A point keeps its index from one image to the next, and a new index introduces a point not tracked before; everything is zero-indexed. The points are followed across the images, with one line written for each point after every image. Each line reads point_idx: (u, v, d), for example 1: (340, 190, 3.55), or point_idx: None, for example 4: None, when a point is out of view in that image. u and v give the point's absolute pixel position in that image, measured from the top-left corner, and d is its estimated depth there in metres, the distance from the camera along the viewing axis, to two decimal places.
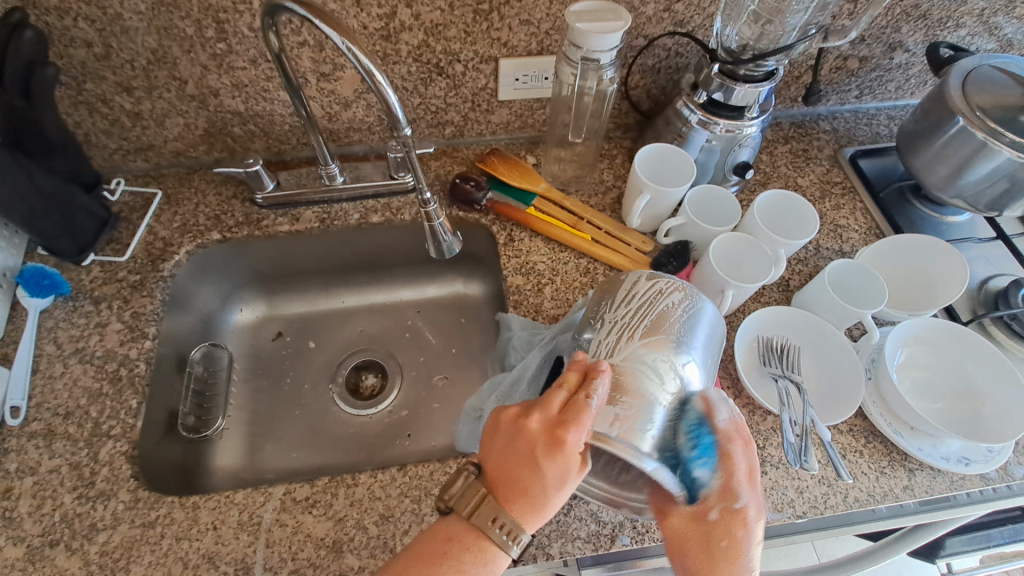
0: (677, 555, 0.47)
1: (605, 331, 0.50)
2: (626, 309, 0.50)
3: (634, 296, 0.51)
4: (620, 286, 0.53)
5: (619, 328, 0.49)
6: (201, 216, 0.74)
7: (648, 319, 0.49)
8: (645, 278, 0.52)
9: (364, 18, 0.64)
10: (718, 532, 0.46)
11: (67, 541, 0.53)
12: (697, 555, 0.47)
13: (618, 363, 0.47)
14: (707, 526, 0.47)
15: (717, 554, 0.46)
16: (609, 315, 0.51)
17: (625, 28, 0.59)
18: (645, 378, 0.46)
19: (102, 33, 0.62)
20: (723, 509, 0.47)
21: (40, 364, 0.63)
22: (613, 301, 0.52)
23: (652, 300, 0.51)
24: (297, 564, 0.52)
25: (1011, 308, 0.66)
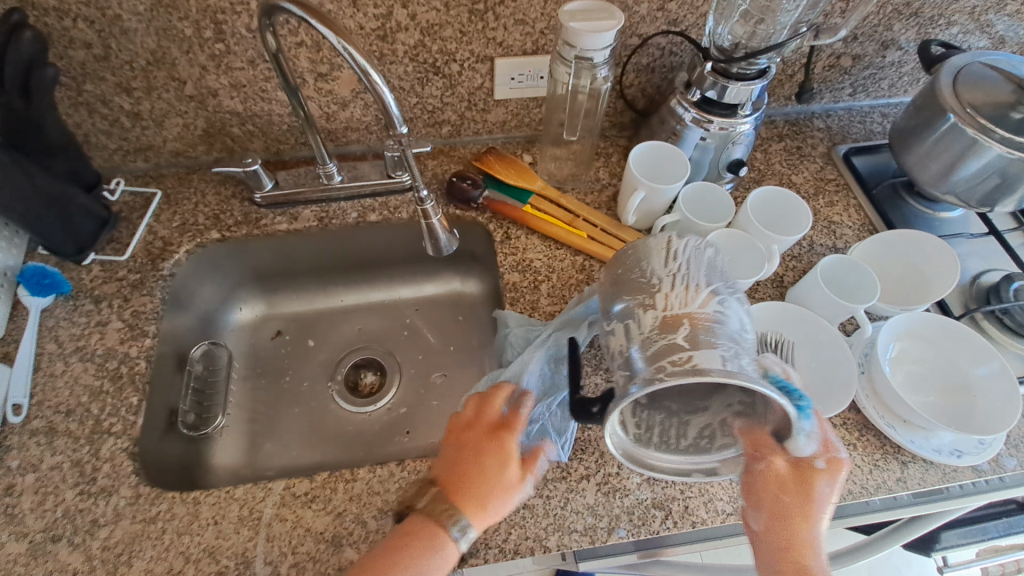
0: (775, 496, 0.49)
1: (660, 285, 0.47)
2: (677, 262, 0.49)
3: (678, 252, 0.50)
4: (658, 243, 0.51)
5: (675, 281, 0.47)
6: (200, 215, 0.75)
7: (698, 271, 0.48)
8: (677, 237, 0.51)
9: (361, 18, 0.64)
10: (821, 479, 0.50)
11: (69, 537, 0.53)
12: (795, 497, 0.49)
13: (691, 312, 0.45)
14: (810, 472, 0.50)
15: (815, 497, 0.49)
16: (660, 270, 0.48)
17: (618, 27, 0.60)
18: (720, 322, 0.45)
19: (102, 34, 0.63)
20: (829, 460, 0.50)
21: (41, 362, 0.63)
22: (656, 259, 0.49)
23: (692, 255, 0.50)
24: (297, 558, 0.53)
25: (1002, 303, 0.67)
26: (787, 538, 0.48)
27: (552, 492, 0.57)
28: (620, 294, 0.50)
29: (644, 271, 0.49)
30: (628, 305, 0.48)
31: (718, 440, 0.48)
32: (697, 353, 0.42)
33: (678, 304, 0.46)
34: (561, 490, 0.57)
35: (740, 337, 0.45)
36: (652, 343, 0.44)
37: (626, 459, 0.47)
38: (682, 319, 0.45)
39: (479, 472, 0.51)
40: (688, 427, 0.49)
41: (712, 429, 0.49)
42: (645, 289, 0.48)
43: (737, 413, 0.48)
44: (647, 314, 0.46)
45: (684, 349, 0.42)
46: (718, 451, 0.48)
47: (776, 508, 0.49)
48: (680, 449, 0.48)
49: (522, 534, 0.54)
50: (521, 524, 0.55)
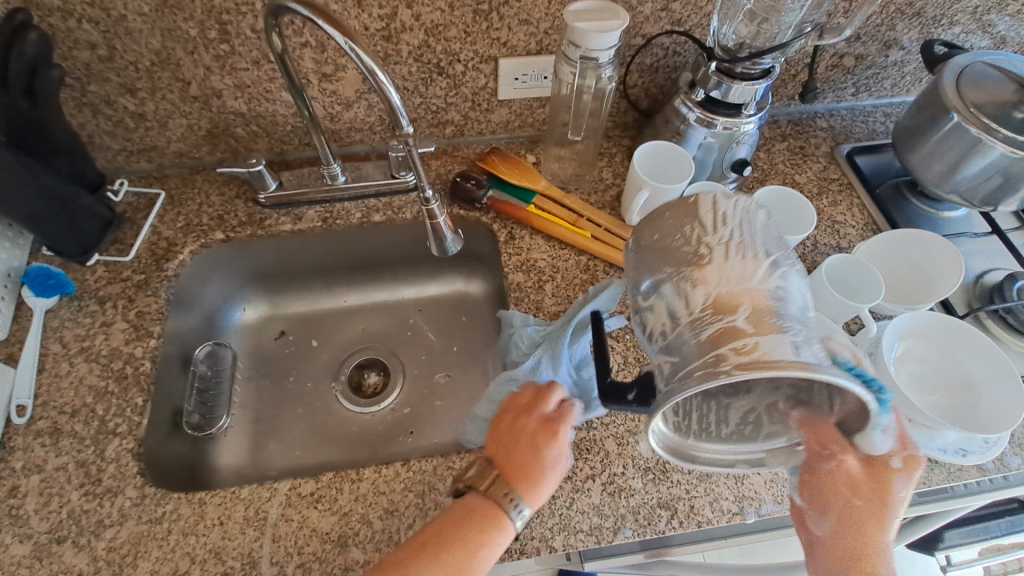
0: (846, 499, 0.49)
1: (711, 255, 0.43)
2: (728, 228, 0.45)
3: (727, 215, 0.46)
4: (703, 204, 0.47)
5: (728, 251, 0.43)
6: (204, 216, 0.75)
7: (750, 237, 0.44)
8: (723, 198, 0.47)
9: (365, 18, 0.64)
10: (895, 481, 0.49)
11: (74, 538, 0.53)
12: (868, 501, 0.49)
13: (747, 291, 0.41)
14: (882, 473, 0.50)
15: (888, 499, 0.49)
16: (710, 237, 0.44)
17: (623, 27, 0.60)
18: (780, 300, 0.41)
19: (107, 34, 0.63)
20: (905, 459, 0.49)
21: (46, 363, 0.63)
22: (702, 224, 0.45)
23: (742, 221, 0.46)
24: (303, 558, 0.53)
25: (1006, 302, 0.67)
26: (856, 540, 0.48)
27: (558, 492, 0.57)
28: (663, 264, 0.46)
29: (688, 238, 0.45)
30: (674, 277, 0.44)
31: (764, 428, 0.48)
32: (762, 344, 0.39)
33: (734, 281, 0.42)
34: (567, 490, 0.57)
35: (801, 314, 0.42)
36: (706, 328, 0.41)
37: (668, 452, 0.46)
38: (741, 298, 0.41)
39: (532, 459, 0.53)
40: (731, 413, 0.47)
41: (757, 415, 0.47)
42: (692, 259, 0.44)
43: (791, 400, 0.47)
44: (698, 292, 0.42)
45: (748, 337, 0.39)
46: (765, 440, 0.48)
47: (845, 511, 0.49)
48: (723, 437, 0.47)
49: (528, 534, 0.54)
50: (527, 524, 0.55)
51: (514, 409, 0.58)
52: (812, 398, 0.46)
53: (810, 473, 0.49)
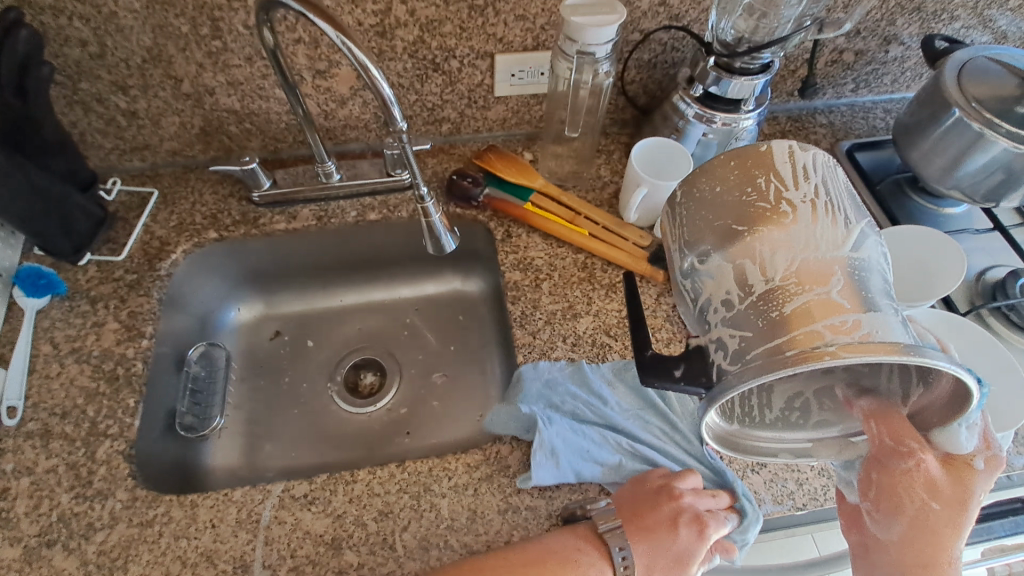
0: (921, 501, 0.45)
1: (795, 214, 0.41)
2: (807, 185, 0.43)
3: (804, 170, 0.43)
4: (778, 158, 0.44)
5: (812, 213, 0.41)
6: (197, 214, 0.74)
7: (829, 195, 0.43)
8: (800, 150, 0.45)
9: (359, 14, 0.64)
10: (976, 481, 0.46)
11: (64, 541, 0.53)
12: (944, 502, 0.46)
13: (837, 261, 0.39)
14: (962, 472, 0.46)
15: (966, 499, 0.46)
16: (789, 194, 0.42)
17: (620, 21, 0.59)
18: (866, 270, 0.40)
19: (97, 31, 0.62)
20: (987, 459, 0.47)
21: (37, 364, 0.62)
22: (781, 178, 0.43)
23: (821, 178, 0.44)
24: (296, 561, 0.52)
25: (1009, 299, 0.66)
26: (927, 545, 0.45)
27: (555, 493, 0.56)
28: (735, 220, 0.43)
29: (764, 192, 0.43)
30: (750, 237, 0.42)
31: (814, 414, 0.46)
32: (862, 323, 0.37)
33: (823, 248, 0.40)
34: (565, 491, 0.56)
35: (885, 285, 0.41)
36: (789, 301, 0.39)
37: (719, 442, 0.45)
38: (831, 267, 0.39)
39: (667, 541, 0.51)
40: (776, 399, 0.46)
41: (804, 401, 0.46)
42: (773, 219, 0.41)
43: (854, 388, 0.45)
44: (781, 258, 0.40)
45: (846, 313, 0.37)
46: (812, 428, 0.47)
47: (920, 515, 0.46)
48: (768, 424, 0.46)
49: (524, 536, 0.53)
50: (523, 525, 0.54)
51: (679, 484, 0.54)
52: (879, 386, 0.44)
53: (882, 472, 0.45)
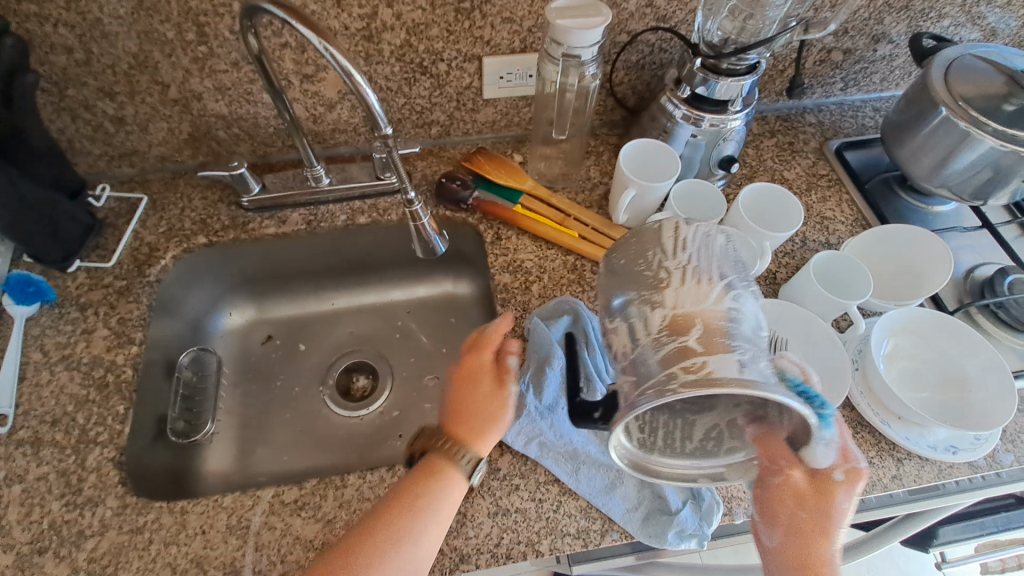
0: (791, 511, 0.48)
1: (668, 280, 0.43)
2: (686, 252, 0.44)
3: (687, 240, 0.45)
4: (664, 229, 0.47)
5: (685, 273, 0.43)
6: (187, 220, 0.74)
7: (710, 259, 0.44)
8: (685, 224, 0.46)
9: (345, 18, 0.64)
10: (838, 491, 0.49)
11: (55, 548, 0.53)
12: (813, 513, 0.48)
13: (705, 311, 0.41)
14: (825, 482, 0.49)
15: (831, 508, 0.48)
16: (667, 262, 0.44)
17: (605, 23, 0.59)
18: (734, 320, 0.41)
19: (83, 38, 0.62)
20: (847, 471, 0.49)
21: (27, 372, 0.62)
22: (663, 249, 0.45)
23: (705, 243, 0.45)
24: (287, 566, 0.52)
25: (997, 297, 0.66)
26: (805, 553, 0.47)
27: (545, 496, 0.56)
28: (628, 289, 0.45)
29: (650, 263, 0.45)
30: (635, 302, 0.44)
31: (725, 442, 0.46)
32: (714, 363, 0.38)
33: (690, 302, 0.41)
34: (553, 493, 0.56)
35: (757, 335, 0.41)
36: (656, 348, 0.40)
37: (633, 468, 0.45)
38: (696, 318, 0.40)
39: (464, 398, 0.57)
40: (693, 428, 0.46)
41: (720, 430, 0.46)
42: (655, 284, 0.43)
43: (749, 416, 0.45)
44: (653, 313, 0.42)
45: (698, 354, 0.39)
46: (725, 454, 0.46)
47: (792, 523, 0.48)
48: (686, 453, 0.46)
49: (514, 538, 0.54)
50: (514, 528, 0.54)
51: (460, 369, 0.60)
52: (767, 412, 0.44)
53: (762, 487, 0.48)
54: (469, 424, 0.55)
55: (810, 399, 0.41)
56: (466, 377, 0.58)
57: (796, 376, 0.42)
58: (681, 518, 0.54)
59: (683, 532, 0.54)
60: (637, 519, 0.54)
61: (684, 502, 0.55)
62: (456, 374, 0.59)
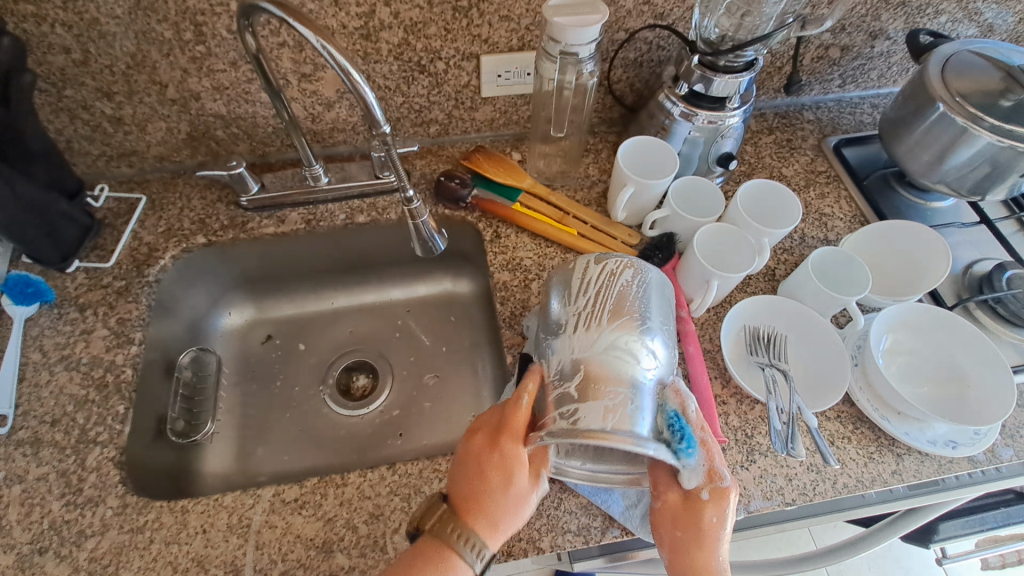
0: (669, 531, 0.49)
1: (566, 324, 0.49)
2: (585, 296, 0.50)
3: (589, 282, 0.51)
4: (575, 269, 0.53)
5: (581, 320, 0.49)
6: (185, 220, 0.74)
7: (607, 303, 0.50)
8: (595, 263, 0.53)
9: (343, 17, 0.64)
10: (707, 509, 0.48)
11: (56, 548, 0.53)
12: (687, 531, 0.48)
13: (596, 357, 0.47)
14: (696, 503, 0.48)
15: (704, 530, 0.47)
16: (569, 304, 0.51)
17: (602, 21, 0.59)
18: (614, 367, 0.46)
19: (80, 38, 0.62)
20: (712, 489, 0.48)
21: (26, 372, 0.62)
22: (569, 291, 0.51)
23: (607, 284, 0.51)
24: (288, 565, 0.52)
25: (995, 292, 0.67)
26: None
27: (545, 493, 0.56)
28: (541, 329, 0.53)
29: (558, 306, 0.51)
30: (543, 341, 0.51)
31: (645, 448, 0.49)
32: (591, 410, 0.44)
33: (582, 348, 0.48)
34: (554, 490, 0.56)
35: (638, 382, 0.46)
36: (555, 390, 0.47)
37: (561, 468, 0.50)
38: (580, 365, 0.47)
39: (478, 485, 0.49)
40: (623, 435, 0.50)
41: None
42: (558, 328, 0.50)
43: None
44: (552, 356, 0.49)
45: (573, 403, 0.45)
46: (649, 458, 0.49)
47: (674, 543, 0.48)
48: (614, 457, 0.49)
49: (515, 535, 0.54)
50: None
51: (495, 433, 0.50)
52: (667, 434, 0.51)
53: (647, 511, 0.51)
54: (491, 524, 0.48)
55: (678, 433, 0.46)
56: (499, 469, 0.48)
57: (674, 411, 0.47)
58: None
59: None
60: (636, 517, 0.54)
61: None
62: (478, 453, 0.50)
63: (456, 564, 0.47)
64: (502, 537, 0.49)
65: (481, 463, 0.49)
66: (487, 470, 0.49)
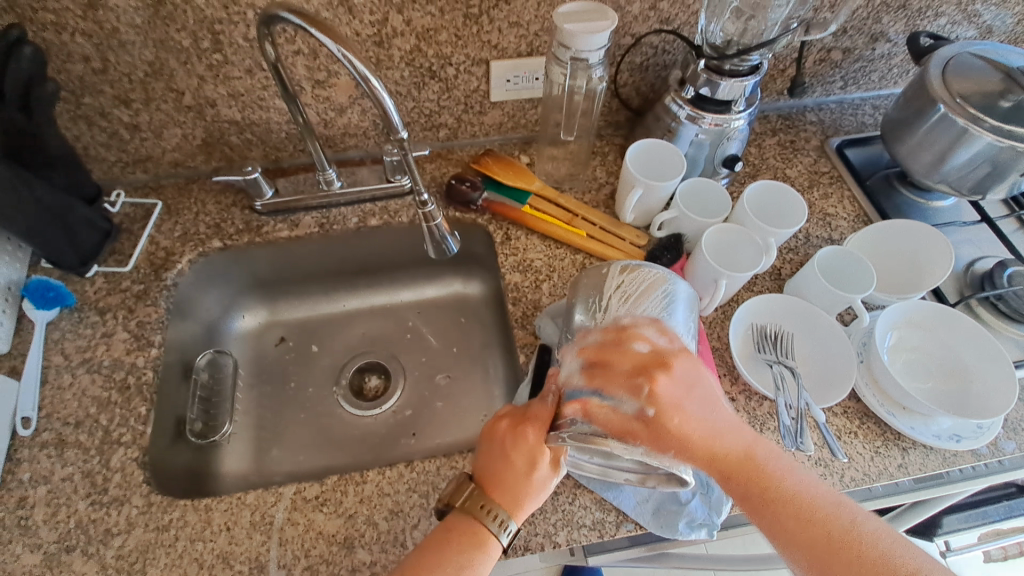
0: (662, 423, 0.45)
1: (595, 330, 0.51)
2: (614, 304, 0.52)
3: (620, 289, 0.53)
4: (608, 275, 0.54)
5: (608, 324, 0.51)
6: (201, 224, 0.75)
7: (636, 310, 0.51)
8: (625, 271, 0.54)
9: (357, 24, 0.65)
10: (661, 414, 0.46)
11: (83, 547, 0.54)
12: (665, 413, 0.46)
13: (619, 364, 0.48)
14: (649, 417, 0.45)
15: (674, 407, 0.46)
16: (600, 310, 0.52)
17: (612, 27, 0.60)
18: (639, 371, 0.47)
19: (100, 47, 0.63)
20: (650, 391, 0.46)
21: (49, 375, 0.64)
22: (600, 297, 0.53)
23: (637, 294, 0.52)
24: (311, 561, 0.53)
25: (997, 289, 0.68)
26: (736, 484, 0.45)
27: (560, 489, 0.57)
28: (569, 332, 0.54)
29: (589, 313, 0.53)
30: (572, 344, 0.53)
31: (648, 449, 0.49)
32: (608, 416, 0.46)
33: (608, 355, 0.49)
34: (568, 486, 0.57)
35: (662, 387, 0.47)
36: (576, 392, 0.49)
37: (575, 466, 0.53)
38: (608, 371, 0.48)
39: (503, 468, 0.52)
40: None
41: None
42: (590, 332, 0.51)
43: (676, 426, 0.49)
44: (581, 356, 0.51)
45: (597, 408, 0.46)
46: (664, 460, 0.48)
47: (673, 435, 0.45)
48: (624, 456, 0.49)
49: (532, 530, 0.55)
50: (531, 520, 0.55)
51: (520, 419, 0.53)
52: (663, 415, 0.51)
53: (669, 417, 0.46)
54: (515, 502, 0.51)
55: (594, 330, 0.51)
56: (522, 453, 0.52)
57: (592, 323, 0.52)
58: (691, 508, 0.55)
59: (693, 522, 0.55)
60: (648, 512, 0.55)
61: (694, 493, 0.56)
62: (504, 437, 0.53)
63: (483, 541, 0.50)
64: (525, 514, 0.52)
65: (505, 445, 0.52)
66: (511, 452, 0.52)
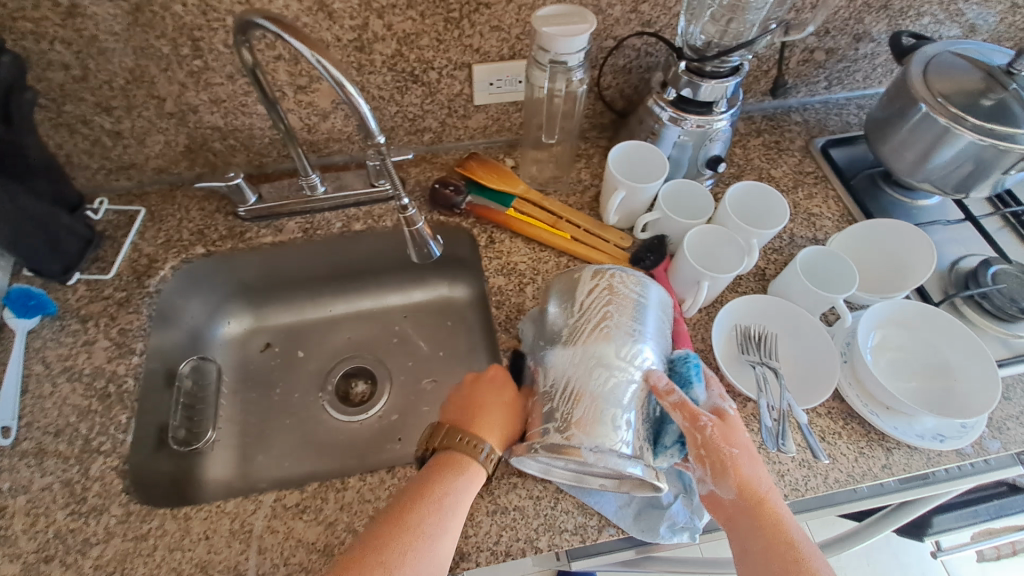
0: (728, 448, 0.47)
1: (567, 336, 0.50)
2: (586, 308, 0.51)
3: (592, 295, 0.52)
4: (581, 278, 0.54)
5: (581, 332, 0.50)
6: (184, 231, 0.75)
7: (609, 317, 0.50)
8: (598, 274, 0.53)
9: (337, 30, 0.65)
10: (739, 424, 0.50)
11: (61, 557, 0.53)
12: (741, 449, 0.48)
13: (590, 371, 0.48)
14: (730, 420, 0.49)
15: (745, 442, 0.49)
16: (572, 316, 0.51)
17: (590, 30, 0.60)
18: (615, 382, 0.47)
19: (79, 54, 0.63)
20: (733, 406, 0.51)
21: (29, 384, 0.63)
22: (573, 302, 0.52)
23: (611, 299, 0.51)
24: (290, 569, 0.53)
25: (981, 287, 0.68)
26: (768, 520, 0.45)
27: (542, 493, 0.57)
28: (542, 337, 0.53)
29: (561, 317, 0.52)
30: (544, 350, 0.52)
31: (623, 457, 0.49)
32: (579, 424, 0.46)
33: (577, 364, 0.48)
34: (551, 490, 0.57)
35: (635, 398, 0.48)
36: (548, 400, 0.49)
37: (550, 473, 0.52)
38: (580, 382, 0.48)
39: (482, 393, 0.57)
40: None
41: None
42: (564, 339, 0.51)
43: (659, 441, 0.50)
44: (551, 363, 0.50)
45: (572, 421, 0.46)
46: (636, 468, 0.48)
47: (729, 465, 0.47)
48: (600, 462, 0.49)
49: (513, 535, 0.54)
50: (512, 525, 0.55)
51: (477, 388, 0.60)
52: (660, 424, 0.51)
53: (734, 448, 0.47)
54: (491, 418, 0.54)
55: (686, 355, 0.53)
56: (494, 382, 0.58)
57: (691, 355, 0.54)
58: (672, 512, 0.55)
59: (675, 525, 0.55)
60: (630, 516, 0.55)
61: (676, 496, 0.55)
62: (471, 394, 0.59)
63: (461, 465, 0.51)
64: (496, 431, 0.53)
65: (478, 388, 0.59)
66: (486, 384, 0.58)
